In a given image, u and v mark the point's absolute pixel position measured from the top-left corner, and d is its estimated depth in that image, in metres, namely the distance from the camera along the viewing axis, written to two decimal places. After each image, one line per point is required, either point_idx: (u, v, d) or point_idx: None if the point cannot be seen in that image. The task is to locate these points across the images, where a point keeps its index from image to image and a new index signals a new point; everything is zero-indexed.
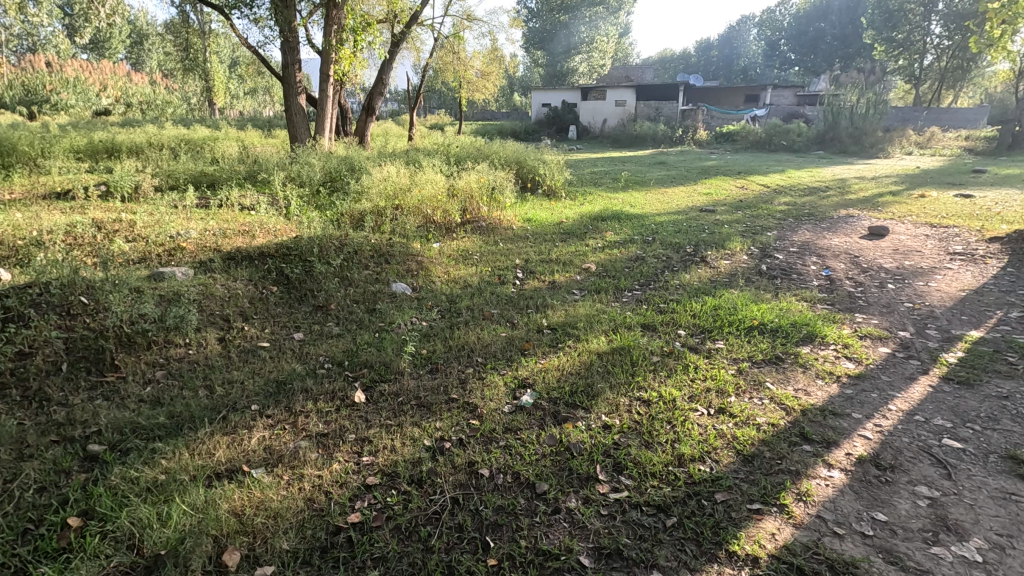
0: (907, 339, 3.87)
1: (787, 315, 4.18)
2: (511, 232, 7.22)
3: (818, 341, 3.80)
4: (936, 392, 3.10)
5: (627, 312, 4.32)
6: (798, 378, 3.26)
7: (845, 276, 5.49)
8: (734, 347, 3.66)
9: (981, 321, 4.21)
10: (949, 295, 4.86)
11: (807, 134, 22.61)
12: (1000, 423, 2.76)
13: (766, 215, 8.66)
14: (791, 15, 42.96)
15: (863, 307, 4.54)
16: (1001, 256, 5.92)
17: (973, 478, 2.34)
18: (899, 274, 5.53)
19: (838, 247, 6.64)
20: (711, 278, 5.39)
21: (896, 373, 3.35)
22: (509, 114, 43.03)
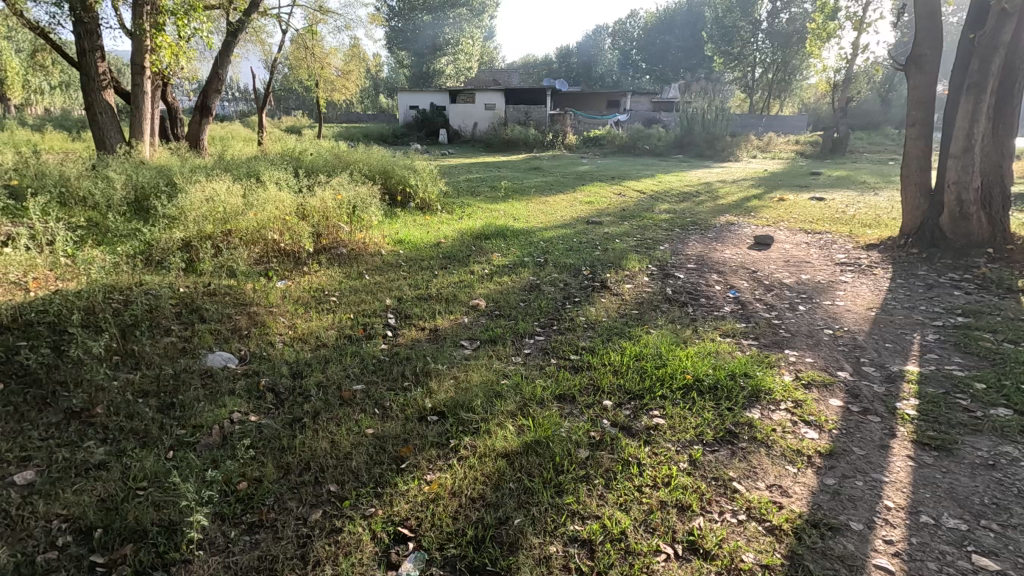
0: (852, 384, 3.36)
1: (719, 361, 3.49)
2: (379, 259, 5.94)
3: (765, 399, 3.11)
4: (922, 468, 2.55)
5: (536, 375, 3.36)
6: (764, 467, 2.52)
7: (753, 296, 5.06)
8: (676, 423, 2.84)
9: (908, 351, 3.88)
10: (861, 316, 4.58)
11: (667, 138, 23.66)
12: (1012, 513, 2.25)
13: (653, 226, 8.32)
14: (641, 29, 45.85)
15: (789, 340, 4.05)
16: (885, 267, 5.96)
17: None
18: (803, 291, 5.24)
19: (733, 261, 6.32)
20: (620, 311, 4.63)
21: (865, 441, 2.76)
22: (376, 116, 40.74)
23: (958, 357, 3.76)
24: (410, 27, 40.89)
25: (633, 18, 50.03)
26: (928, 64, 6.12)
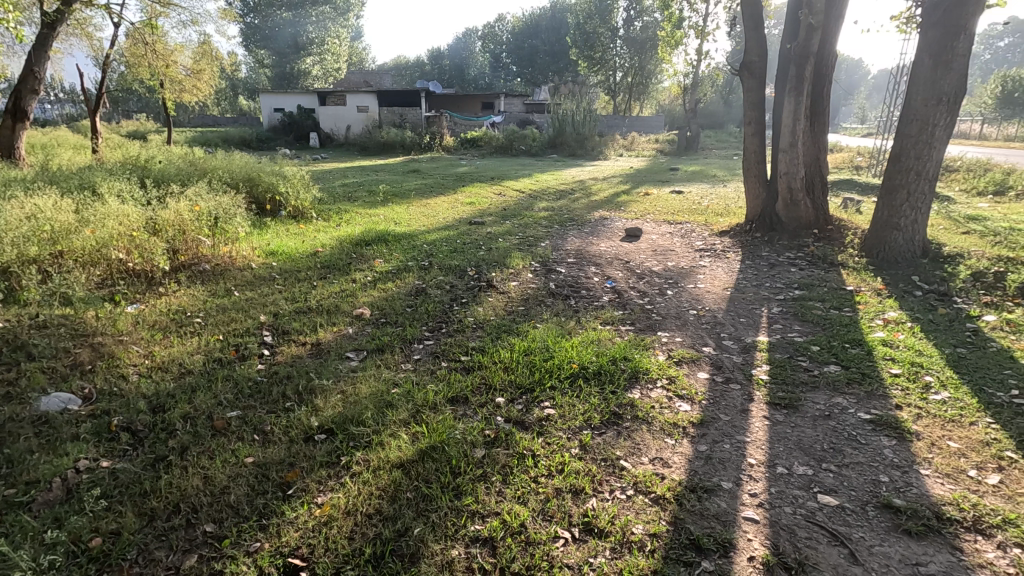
0: (716, 358, 3.73)
1: (601, 348, 3.69)
2: (249, 274, 5.50)
3: (643, 379, 3.34)
4: (775, 425, 2.90)
5: (427, 380, 3.31)
6: (647, 442, 2.71)
7: (627, 285, 5.41)
8: (566, 411, 2.96)
9: (758, 323, 4.39)
10: (719, 296, 5.10)
11: (541, 139, 24.38)
12: (845, 454, 2.63)
13: (533, 223, 8.59)
14: (509, 32, 47.04)
15: (660, 323, 4.39)
16: (735, 250, 6.68)
17: (873, 551, 2.03)
18: (669, 277, 5.71)
19: (608, 253, 6.71)
20: (506, 308, 4.71)
21: (729, 407, 3.08)
22: (236, 119, 37.63)
23: (797, 325, 4.33)
24: (268, 24, 38.26)
25: (501, 22, 51.18)
26: (757, 70, 6.94)
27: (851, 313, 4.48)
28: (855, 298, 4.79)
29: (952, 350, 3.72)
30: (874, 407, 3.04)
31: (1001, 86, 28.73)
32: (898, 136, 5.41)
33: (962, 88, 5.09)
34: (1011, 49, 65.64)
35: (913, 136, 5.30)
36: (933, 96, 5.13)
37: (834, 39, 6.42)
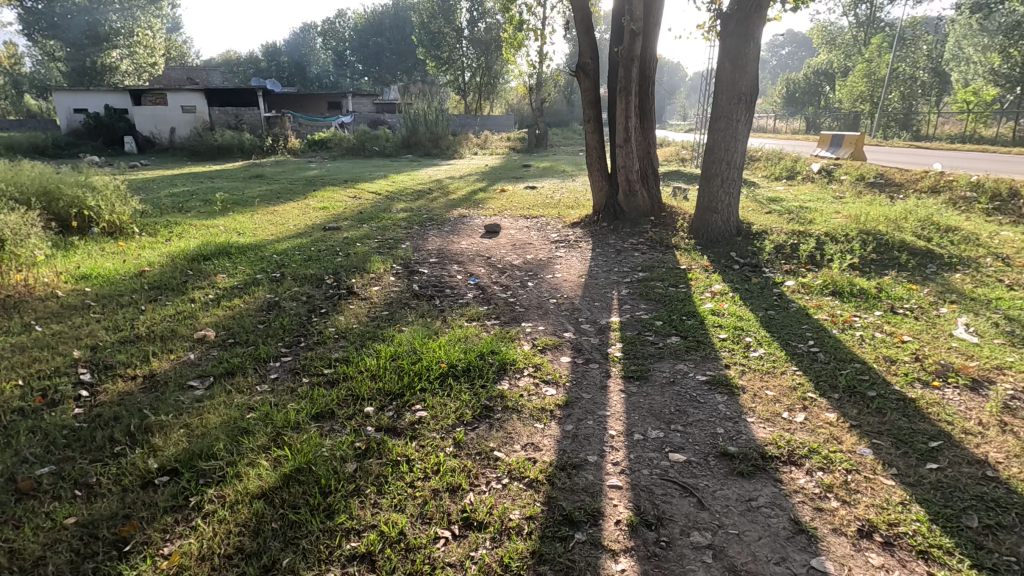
0: (575, 341, 3.96)
1: (468, 345, 3.72)
2: (55, 303, 4.67)
3: (510, 370, 3.45)
4: (630, 397, 3.17)
5: (288, 399, 3.09)
6: (518, 430, 2.80)
7: (490, 281, 5.52)
8: (437, 412, 2.95)
9: (610, 305, 4.75)
10: (574, 283, 5.43)
11: (394, 139, 23.89)
12: (688, 413, 2.96)
13: (392, 225, 8.40)
14: (351, 29, 45.29)
15: (524, 314, 4.55)
16: (586, 240, 7.15)
17: (716, 495, 2.32)
18: (529, 269, 5.94)
19: (469, 250, 6.79)
20: (369, 315, 4.55)
21: (590, 386, 3.30)
22: (22, 122, 31.52)
23: (643, 304, 4.76)
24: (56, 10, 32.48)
25: (341, 18, 49.08)
26: (591, 71, 7.46)
27: (686, 288, 5.04)
28: (689, 275, 5.39)
29: (765, 312, 4.36)
30: (709, 368, 3.46)
31: (785, 88, 34.20)
32: (710, 131, 6.18)
33: (755, 89, 5.95)
34: (789, 57, 78.30)
35: (722, 131, 6.09)
36: (734, 96, 5.94)
37: (653, 44, 7.11)
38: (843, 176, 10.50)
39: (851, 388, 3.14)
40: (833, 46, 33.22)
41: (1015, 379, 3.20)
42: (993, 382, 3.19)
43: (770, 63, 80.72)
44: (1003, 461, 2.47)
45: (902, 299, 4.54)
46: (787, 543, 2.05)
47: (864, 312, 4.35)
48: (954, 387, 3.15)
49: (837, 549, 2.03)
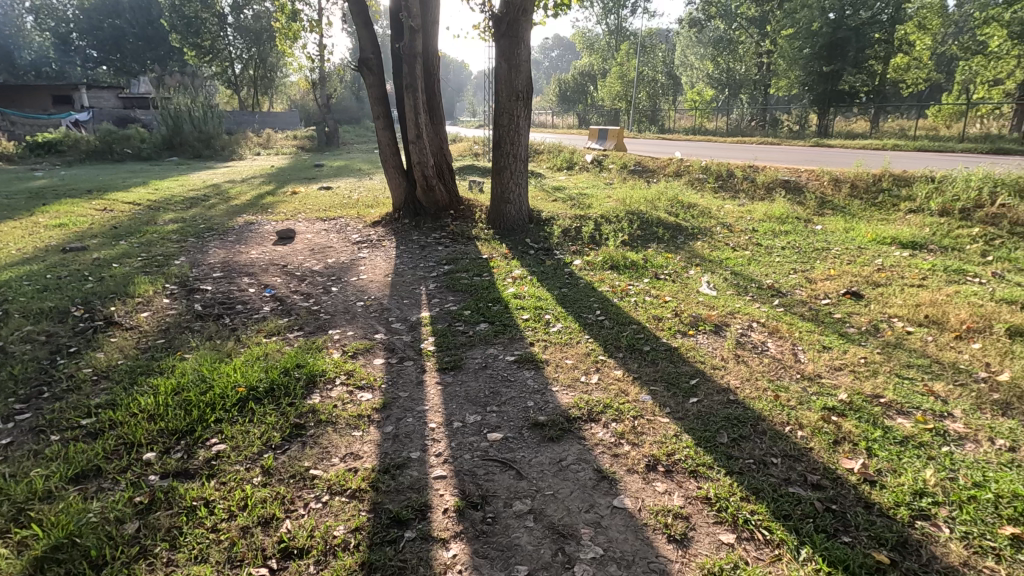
0: (388, 342, 3.90)
1: (269, 362, 3.40)
2: None
3: (321, 382, 3.24)
4: (447, 387, 3.24)
5: (31, 466, 2.47)
6: (334, 443, 2.67)
7: (289, 290, 5.10)
8: (239, 442, 2.65)
9: (420, 301, 4.77)
10: (381, 283, 5.31)
11: (152, 139, 20.15)
12: (501, 393, 3.14)
13: (160, 239, 7.21)
14: (74, 7, 37.18)
15: (330, 321, 4.31)
16: (389, 238, 7.05)
17: (532, 463, 2.51)
18: (331, 274, 5.63)
19: (261, 259, 6.17)
20: (139, 346, 3.85)
21: (407, 384, 3.29)
22: None
23: (451, 296, 4.87)
24: None
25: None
26: (375, 67, 7.30)
27: (490, 276, 5.29)
28: (491, 263, 5.67)
29: (559, 290, 4.80)
30: (516, 348, 3.70)
31: (558, 87, 37.65)
32: (495, 127, 6.53)
33: (530, 87, 6.45)
34: (559, 60, 86.60)
35: (506, 126, 6.48)
36: (513, 94, 6.36)
37: (434, 41, 7.22)
38: (611, 164, 12.00)
39: (631, 346, 3.65)
40: (592, 51, 37.56)
41: (743, 320, 4.05)
42: (729, 324, 3.98)
43: (543, 64, 88.16)
44: (739, 385, 3.12)
45: (663, 267, 5.40)
46: (593, 491, 2.32)
47: (636, 280, 5.07)
48: (703, 333, 3.85)
49: (633, 486, 2.35)
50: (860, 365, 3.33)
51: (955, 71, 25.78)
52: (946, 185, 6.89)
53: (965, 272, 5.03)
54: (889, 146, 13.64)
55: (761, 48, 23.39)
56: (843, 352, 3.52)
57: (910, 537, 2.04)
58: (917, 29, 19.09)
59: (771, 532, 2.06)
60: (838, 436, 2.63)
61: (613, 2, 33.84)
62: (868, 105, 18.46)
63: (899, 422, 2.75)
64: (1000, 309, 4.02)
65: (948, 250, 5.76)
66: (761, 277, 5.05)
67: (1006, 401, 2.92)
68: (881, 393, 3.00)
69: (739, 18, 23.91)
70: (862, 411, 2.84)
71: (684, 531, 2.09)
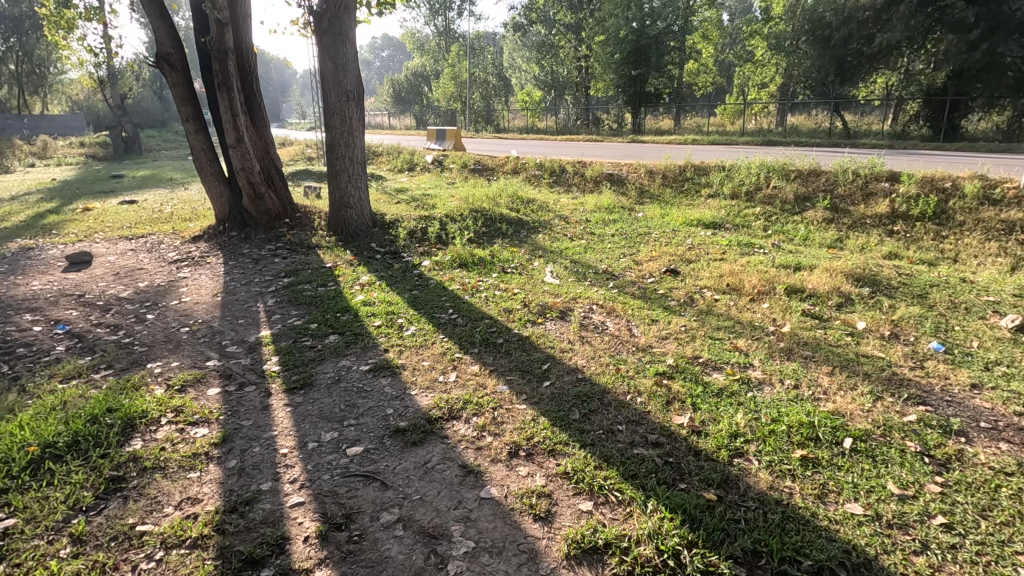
0: (222, 368, 3.52)
1: (69, 411, 2.85)
2: None
3: (141, 425, 2.82)
4: (297, 408, 3.02)
5: None
6: (166, 490, 2.35)
7: (89, 323, 4.32)
8: (36, 511, 2.20)
9: (257, 319, 4.38)
10: (210, 304, 4.77)
11: None
12: (357, 405, 3.01)
13: None
14: None
15: (148, 353, 3.76)
16: (214, 253, 6.35)
17: (396, 471, 2.45)
18: (145, 300, 4.90)
19: (48, 289, 5.14)
20: None
21: (250, 411, 3.00)
22: None
23: (294, 310, 4.54)
24: None
25: None
26: (177, 63, 6.48)
27: (335, 285, 5.04)
28: (335, 272, 5.39)
29: (410, 293, 4.74)
30: (370, 357, 3.58)
31: (391, 87, 36.89)
32: (327, 128, 6.21)
33: (360, 87, 6.23)
34: (390, 60, 84.72)
35: (338, 127, 6.19)
36: (343, 94, 6.09)
37: (246, 36, 6.62)
38: (451, 164, 12.11)
39: (485, 340, 3.75)
40: (423, 52, 37.52)
41: (584, 304, 4.38)
42: (572, 309, 4.28)
43: (373, 64, 85.70)
44: (585, 363, 3.38)
45: (509, 261, 5.61)
46: (460, 487, 2.34)
47: (485, 276, 5.20)
48: (551, 320, 4.09)
49: (497, 475, 2.42)
50: (681, 332, 3.81)
51: (732, 75, 30.45)
52: (734, 173, 8.11)
53: (754, 244, 6.00)
54: (691, 140, 15.61)
55: (579, 53, 25.32)
56: (668, 322, 3.99)
57: (731, 473, 2.39)
58: (701, 39, 22.13)
59: (622, 493, 2.26)
60: (669, 397, 2.98)
61: (439, 4, 34.14)
62: (671, 105, 20.99)
63: (714, 377, 3.20)
64: (780, 273, 4.88)
65: (740, 227, 6.81)
66: (597, 263, 5.50)
67: (788, 348, 3.55)
68: (699, 354, 3.46)
69: (557, 25, 25.65)
70: (686, 372, 3.24)
71: (548, 508, 2.20)
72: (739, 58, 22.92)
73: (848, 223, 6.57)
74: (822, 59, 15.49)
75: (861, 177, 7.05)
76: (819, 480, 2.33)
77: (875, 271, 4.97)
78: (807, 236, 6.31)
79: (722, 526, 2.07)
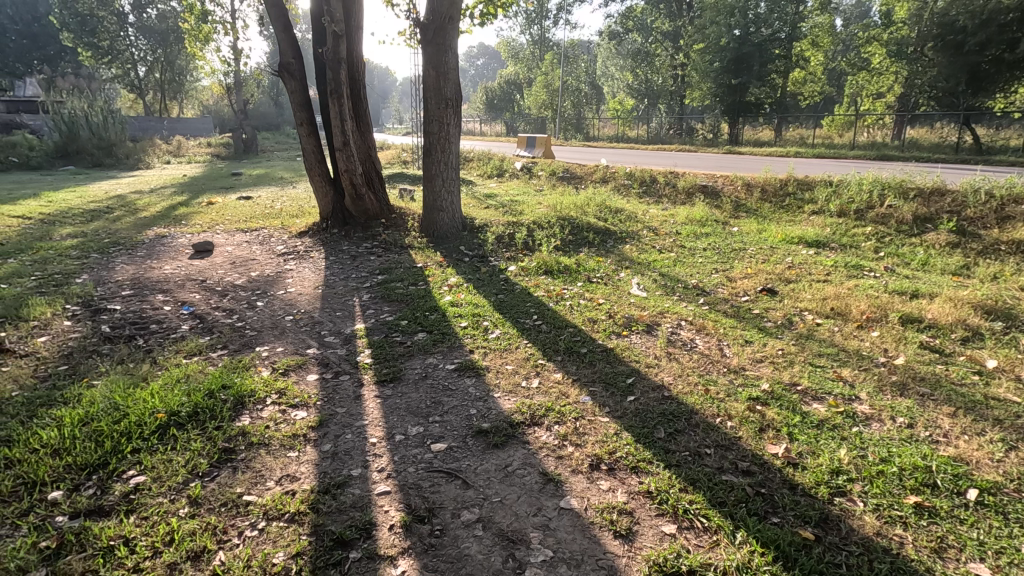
0: (321, 357, 3.76)
1: (191, 385, 3.17)
2: None
3: (250, 403, 3.07)
4: (386, 400, 3.16)
5: None
6: (269, 465, 2.54)
7: (210, 307, 4.78)
8: (161, 472, 2.45)
9: (353, 313, 4.63)
10: (311, 296, 5.11)
11: (42, 147, 17.64)
12: (443, 403, 3.10)
13: (56, 256, 6.45)
14: None
15: (257, 337, 4.10)
16: (317, 249, 6.80)
17: (478, 471, 2.50)
18: (256, 288, 5.34)
19: (177, 274, 5.73)
20: (38, 374, 3.42)
21: (343, 399, 3.18)
22: None
23: (386, 306, 4.76)
24: None
25: None
26: (296, 72, 7.02)
27: (425, 285, 5.22)
28: (425, 272, 5.59)
29: (496, 297, 4.83)
30: (456, 357, 3.67)
31: (484, 95, 37.88)
32: (425, 133, 6.48)
33: (459, 94, 6.44)
34: (485, 68, 87.09)
35: (436, 133, 6.44)
36: (442, 101, 6.33)
37: (357, 46, 7.05)
38: (540, 171, 12.21)
39: (569, 349, 3.73)
40: (517, 60, 38.21)
41: (672, 319, 4.24)
42: (659, 324, 4.16)
43: (469, 73, 88.49)
44: (672, 381, 3.26)
45: (595, 270, 5.55)
46: (540, 495, 2.34)
47: (570, 284, 5.19)
48: (637, 333, 4.00)
49: (577, 486, 2.39)
50: (779, 357, 3.58)
51: (844, 85, 28.39)
52: (843, 189, 7.54)
53: (863, 267, 5.54)
54: (794, 153, 14.70)
55: (675, 61, 24.73)
56: (763, 345, 3.77)
57: (830, 512, 2.21)
58: (810, 47, 20.82)
59: (709, 519, 2.17)
60: (763, 424, 2.81)
61: (536, 13, 34.54)
62: (773, 115, 19.90)
63: (815, 408, 2.98)
64: (893, 299, 4.46)
65: (847, 247, 6.32)
66: (687, 277, 5.32)
67: (902, 383, 3.23)
68: (798, 382, 3.24)
69: (654, 32, 25.18)
70: (782, 399, 3.04)
71: (628, 526, 2.15)
72: (852, 67, 21.33)
73: (976, 249, 5.90)
74: (951, 67, 14.23)
75: (996, 200, 6.34)
76: (936, 532, 2.10)
77: (1010, 303, 4.43)
78: (925, 260, 5.74)
79: (819, 569, 1.93)
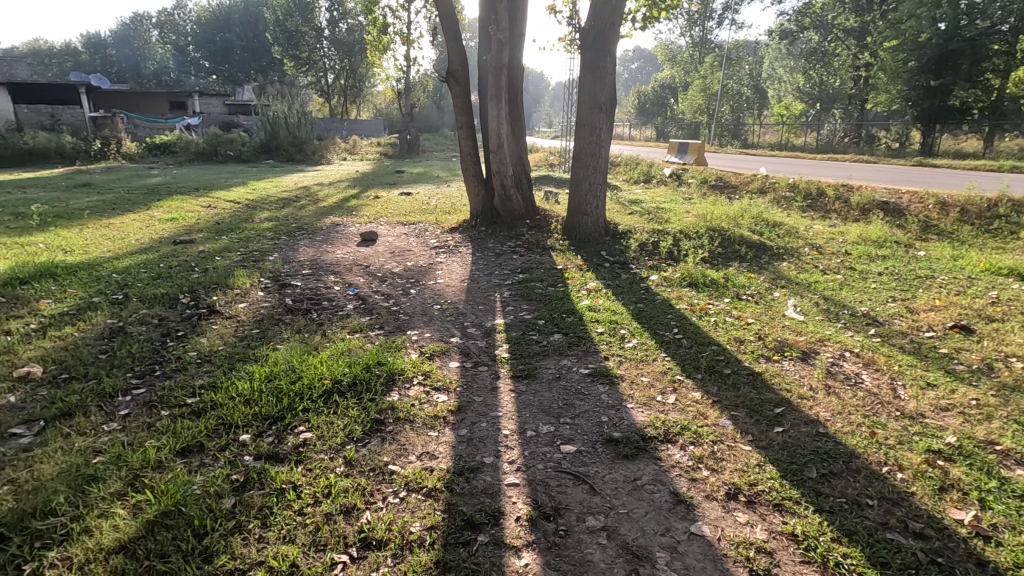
0: (463, 346, 3.98)
1: (352, 358, 3.55)
2: None
3: (399, 381, 3.36)
4: (520, 396, 3.26)
5: (148, 437, 2.69)
6: (412, 441, 2.75)
7: (370, 290, 5.30)
8: (324, 432, 2.78)
9: (494, 308, 4.83)
10: (457, 288, 5.43)
11: (252, 143, 20.86)
12: (575, 406, 3.12)
13: (257, 236, 7.59)
14: (192, 24, 40.16)
15: (408, 322, 4.46)
16: (465, 244, 7.20)
17: (606, 480, 2.47)
18: (410, 277, 5.80)
19: (347, 259, 6.44)
20: (237, 335, 4.07)
21: (481, 389, 3.34)
22: None
23: (525, 305, 4.90)
24: None
25: (182, 11, 44.04)
26: (460, 78, 7.50)
27: (564, 287, 5.28)
28: (565, 274, 5.65)
29: (635, 305, 4.73)
30: (590, 362, 3.66)
31: (636, 99, 37.16)
32: (576, 137, 6.54)
33: (614, 98, 6.40)
34: (638, 72, 85.40)
35: (587, 137, 6.47)
36: (595, 106, 6.34)
37: (518, 52, 7.33)
38: (690, 179, 11.68)
39: (711, 368, 3.52)
40: (674, 63, 36.90)
41: (834, 348, 3.81)
42: (817, 352, 3.76)
43: (622, 77, 87.40)
44: (829, 418, 2.93)
45: (745, 287, 5.18)
46: (669, 515, 2.25)
47: (716, 299, 4.90)
48: (790, 359, 3.66)
49: (711, 513, 2.26)
50: (972, 407, 3.03)
51: None
52: None
53: None
54: (1009, 167, 12.31)
55: (858, 61, 22.07)
56: (950, 391, 3.22)
57: None
58: None
59: None
60: (945, 483, 2.41)
61: (699, 14, 33.02)
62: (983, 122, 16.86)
63: (1019, 474, 2.47)
64: None
65: None
66: (856, 304, 4.74)
67: None
68: (997, 440, 2.72)
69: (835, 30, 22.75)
70: (972, 458, 2.58)
71: (767, 567, 1.98)
72: None
73: None
74: None
75: None
76: None
77: None
78: None
79: None
